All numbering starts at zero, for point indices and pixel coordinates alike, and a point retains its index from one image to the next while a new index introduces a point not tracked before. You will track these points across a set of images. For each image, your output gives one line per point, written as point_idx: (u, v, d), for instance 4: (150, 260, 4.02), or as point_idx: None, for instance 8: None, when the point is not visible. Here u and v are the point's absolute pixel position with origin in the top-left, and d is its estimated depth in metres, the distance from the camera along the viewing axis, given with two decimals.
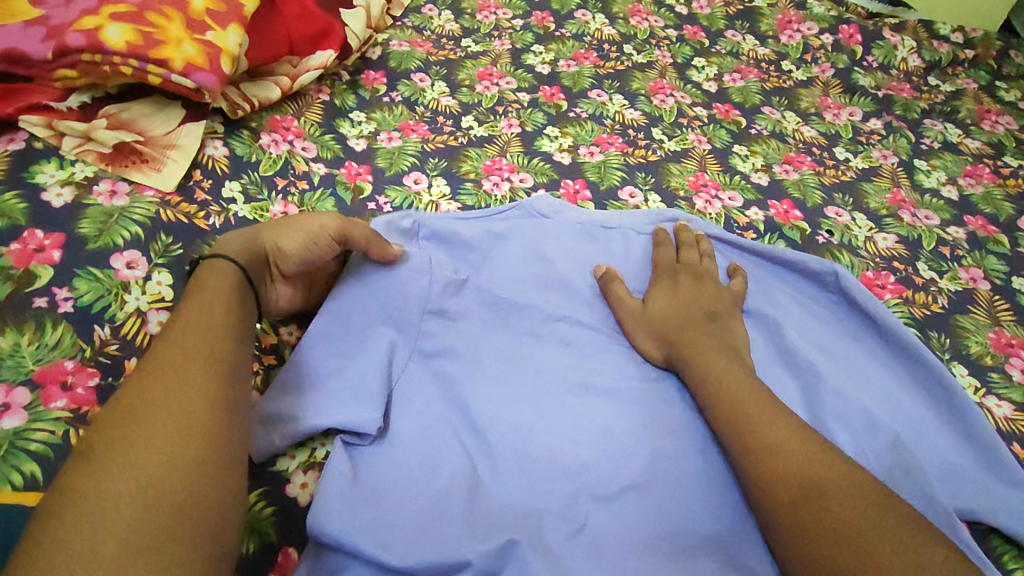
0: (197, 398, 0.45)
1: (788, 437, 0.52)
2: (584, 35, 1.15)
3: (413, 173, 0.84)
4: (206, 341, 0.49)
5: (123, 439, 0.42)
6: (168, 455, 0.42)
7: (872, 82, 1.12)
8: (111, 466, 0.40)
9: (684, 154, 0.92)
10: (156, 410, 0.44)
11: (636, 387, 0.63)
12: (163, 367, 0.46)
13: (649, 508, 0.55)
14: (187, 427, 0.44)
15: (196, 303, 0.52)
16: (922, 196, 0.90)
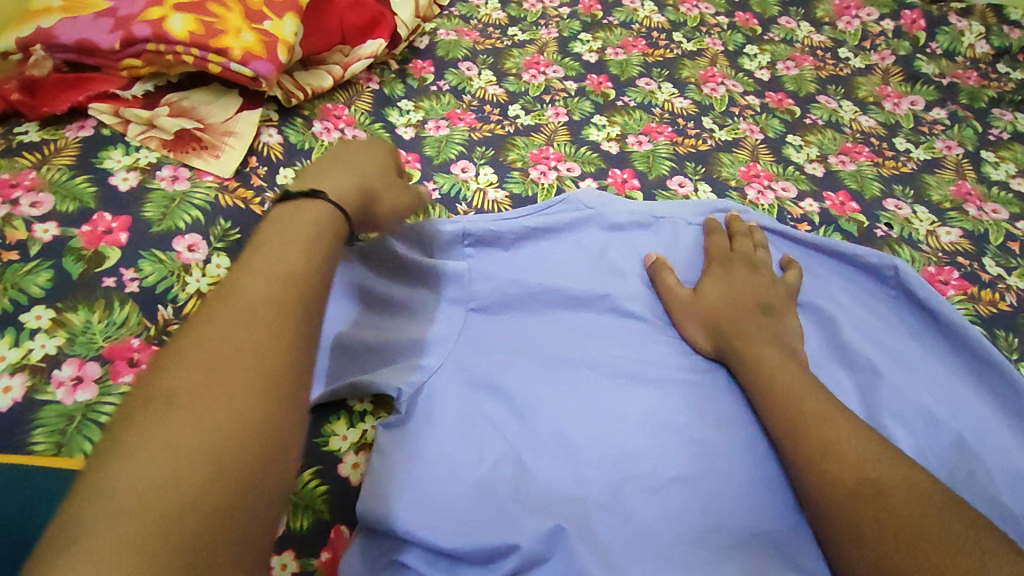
0: (260, 335, 0.41)
1: (849, 433, 0.51)
2: (633, 22, 1.14)
3: (461, 161, 0.85)
4: (293, 288, 0.45)
5: (205, 387, 0.38)
6: (233, 403, 0.38)
7: (936, 69, 1.07)
8: (183, 405, 0.37)
9: (736, 144, 0.90)
10: (218, 357, 0.39)
11: (684, 378, 0.62)
12: (248, 311, 0.42)
13: (698, 501, 0.54)
14: (250, 368, 0.40)
15: (290, 242, 0.48)
16: (989, 189, 0.86)
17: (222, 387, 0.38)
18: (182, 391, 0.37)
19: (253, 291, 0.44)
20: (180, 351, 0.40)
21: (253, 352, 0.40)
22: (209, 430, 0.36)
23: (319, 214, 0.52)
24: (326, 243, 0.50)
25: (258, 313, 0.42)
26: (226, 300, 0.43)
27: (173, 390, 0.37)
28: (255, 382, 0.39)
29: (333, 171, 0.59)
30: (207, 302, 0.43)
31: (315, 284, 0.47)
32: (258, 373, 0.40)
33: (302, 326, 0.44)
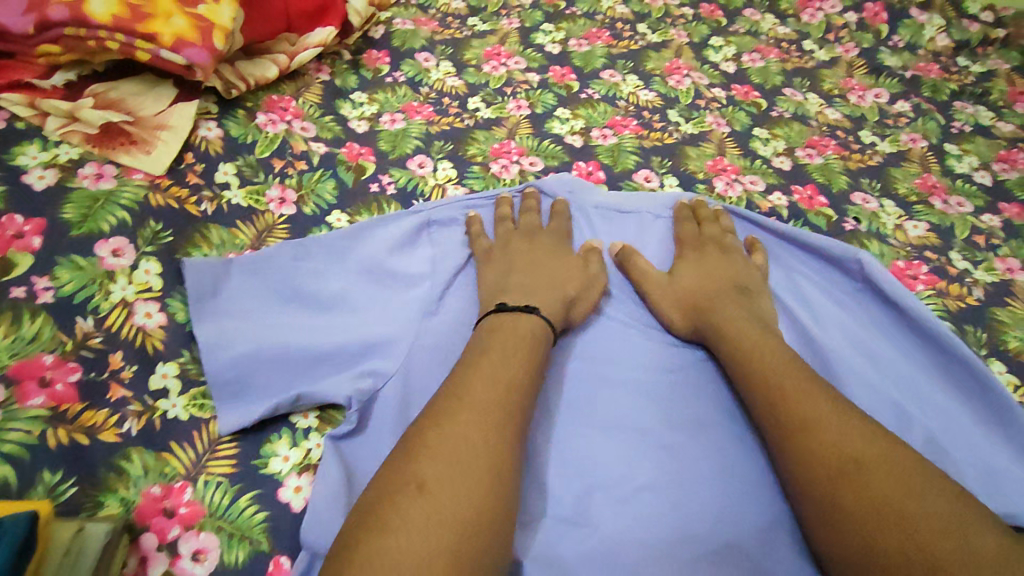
0: (488, 438, 0.47)
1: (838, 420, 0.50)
2: (597, 13, 1.11)
3: (418, 156, 0.80)
4: (510, 393, 0.51)
5: (446, 480, 0.44)
6: (468, 500, 0.44)
7: (899, 62, 1.07)
8: (430, 493, 0.43)
9: (702, 137, 0.88)
10: (458, 453, 0.46)
11: (650, 380, 0.60)
12: (474, 410, 0.49)
13: (666, 510, 0.52)
14: (480, 468, 0.46)
15: (495, 354, 0.54)
16: (954, 182, 0.85)
17: (461, 481, 0.44)
18: (428, 480, 0.44)
19: (483, 394, 0.50)
20: (423, 440, 0.47)
21: (483, 456, 0.46)
22: (451, 519, 0.42)
23: (525, 328, 0.57)
24: (524, 358, 0.55)
25: (491, 418, 0.49)
26: (460, 398, 0.50)
27: (423, 478, 0.44)
28: (484, 481, 0.45)
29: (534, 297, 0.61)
30: (442, 396, 0.50)
31: (525, 391, 0.52)
32: (488, 474, 0.46)
33: (514, 434, 0.49)
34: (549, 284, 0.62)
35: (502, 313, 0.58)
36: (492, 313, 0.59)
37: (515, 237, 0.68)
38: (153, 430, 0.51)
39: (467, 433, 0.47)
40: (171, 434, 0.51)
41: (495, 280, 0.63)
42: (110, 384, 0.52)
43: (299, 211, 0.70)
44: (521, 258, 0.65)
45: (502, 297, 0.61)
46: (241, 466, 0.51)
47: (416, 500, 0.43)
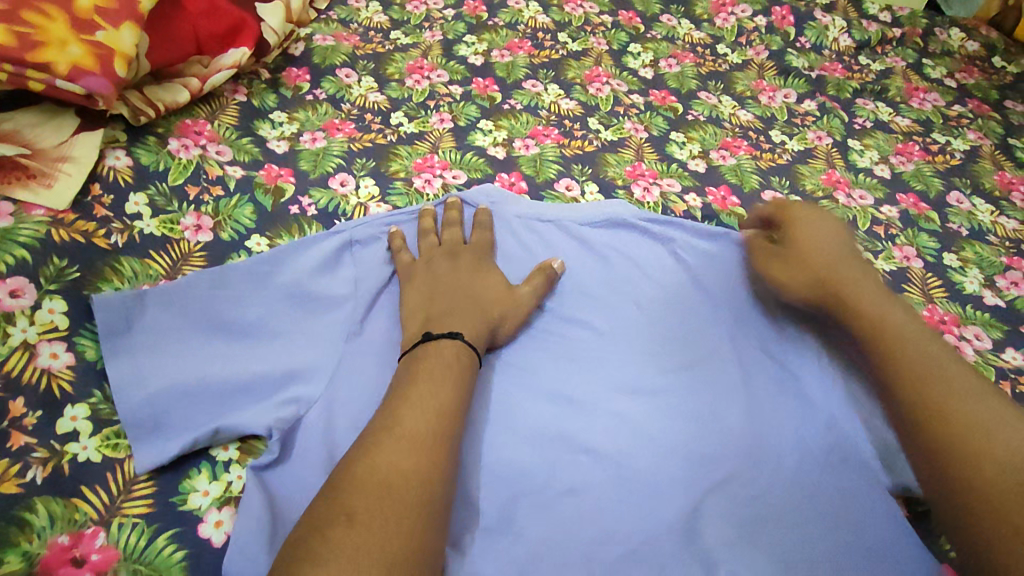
0: (417, 464, 0.48)
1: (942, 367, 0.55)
2: (518, 23, 1.13)
3: (340, 174, 0.80)
4: (439, 419, 0.52)
5: (376, 508, 0.45)
6: (399, 526, 0.45)
7: (805, 63, 1.12)
8: (359, 520, 0.44)
9: (621, 144, 0.91)
10: (386, 481, 0.47)
11: (572, 388, 0.63)
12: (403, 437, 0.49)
13: (587, 513, 0.55)
14: (411, 494, 0.47)
15: (426, 376, 0.55)
16: (856, 176, 0.90)
17: (391, 509, 0.45)
18: (358, 510, 0.45)
19: (413, 421, 0.51)
20: (354, 472, 0.47)
21: (412, 482, 0.47)
22: (382, 545, 0.43)
23: (451, 354, 0.57)
24: (451, 379, 0.56)
25: (419, 445, 0.50)
26: (390, 428, 0.50)
27: (353, 508, 0.45)
28: (415, 507, 0.46)
29: (459, 316, 0.62)
30: (372, 428, 0.51)
31: (454, 417, 0.53)
32: (419, 500, 0.47)
33: (442, 460, 0.50)
34: (475, 310, 0.63)
35: (430, 341, 0.58)
36: (420, 343, 0.59)
37: (437, 257, 0.68)
38: (61, 477, 0.50)
39: (395, 460, 0.48)
40: (81, 478, 0.50)
41: (420, 303, 0.64)
42: (11, 433, 0.50)
43: (217, 237, 0.70)
44: (444, 280, 0.66)
45: (428, 324, 0.61)
46: (158, 506, 0.50)
47: (345, 529, 0.43)
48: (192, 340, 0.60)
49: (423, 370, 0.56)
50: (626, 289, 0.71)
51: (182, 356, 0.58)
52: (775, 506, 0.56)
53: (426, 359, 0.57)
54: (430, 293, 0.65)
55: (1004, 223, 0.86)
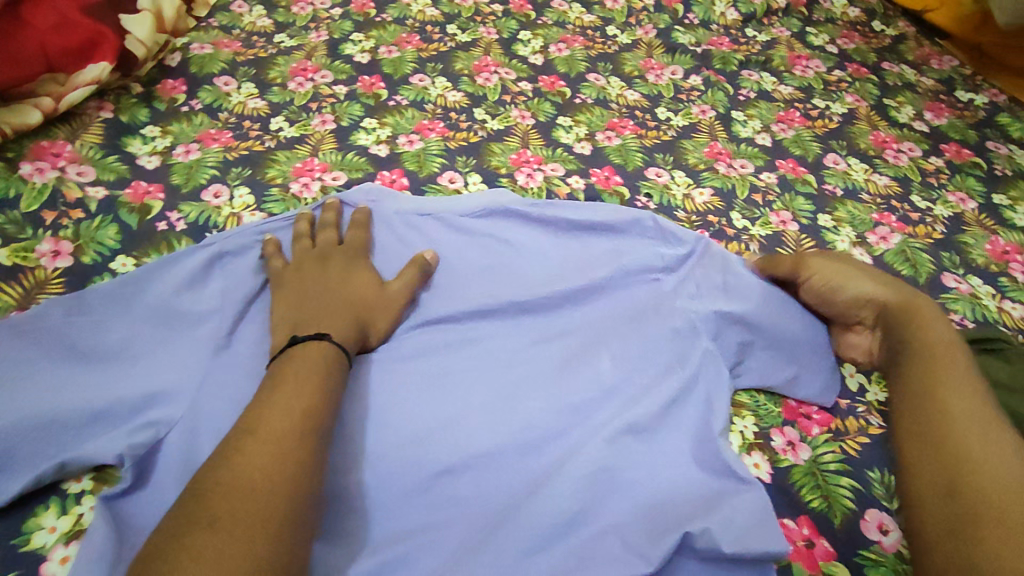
0: (284, 466, 0.46)
1: (952, 368, 0.56)
2: (406, 18, 1.12)
3: (213, 186, 0.79)
4: (306, 419, 0.50)
5: (238, 515, 0.42)
6: (264, 532, 0.43)
7: (693, 38, 1.14)
8: (221, 529, 0.41)
9: (507, 132, 0.91)
10: (251, 486, 0.44)
11: (450, 370, 0.62)
12: (267, 442, 0.47)
13: (461, 492, 0.54)
14: (278, 498, 0.45)
15: (293, 379, 0.53)
16: (738, 146, 0.92)
17: (256, 514, 0.43)
18: (220, 518, 0.42)
19: (278, 424, 0.49)
20: (215, 479, 0.44)
21: (279, 484, 0.45)
22: (247, 550, 0.41)
23: (318, 357, 0.55)
24: (318, 380, 0.54)
25: (285, 448, 0.48)
26: (255, 432, 0.48)
27: (215, 515, 0.42)
28: (283, 510, 0.44)
29: (327, 316, 0.60)
30: (236, 432, 0.48)
31: (323, 418, 0.52)
32: (288, 504, 0.45)
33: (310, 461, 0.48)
34: (343, 310, 0.62)
35: (294, 345, 0.56)
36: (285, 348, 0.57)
37: (306, 262, 0.67)
38: None
39: (259, 464, 0.46)
40: None
41: (287, 309, 0.62)
42: None
43: (77, 262, 0.67)
44: (312, 283, 0.64)
45: (295, 329, 0.60)
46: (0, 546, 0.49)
47: (204, 541, 0.40)
48: (43, 368, 0.57)
49: (289, 373, 0.53)
50: (502, 274, 0.71)
51: (32, 385, 0.56)
52: (639, 463, 0.56)
53: (290, 362, 0.54)
54: (298, 297, 0.63)
55: (876, 181, 0.89)
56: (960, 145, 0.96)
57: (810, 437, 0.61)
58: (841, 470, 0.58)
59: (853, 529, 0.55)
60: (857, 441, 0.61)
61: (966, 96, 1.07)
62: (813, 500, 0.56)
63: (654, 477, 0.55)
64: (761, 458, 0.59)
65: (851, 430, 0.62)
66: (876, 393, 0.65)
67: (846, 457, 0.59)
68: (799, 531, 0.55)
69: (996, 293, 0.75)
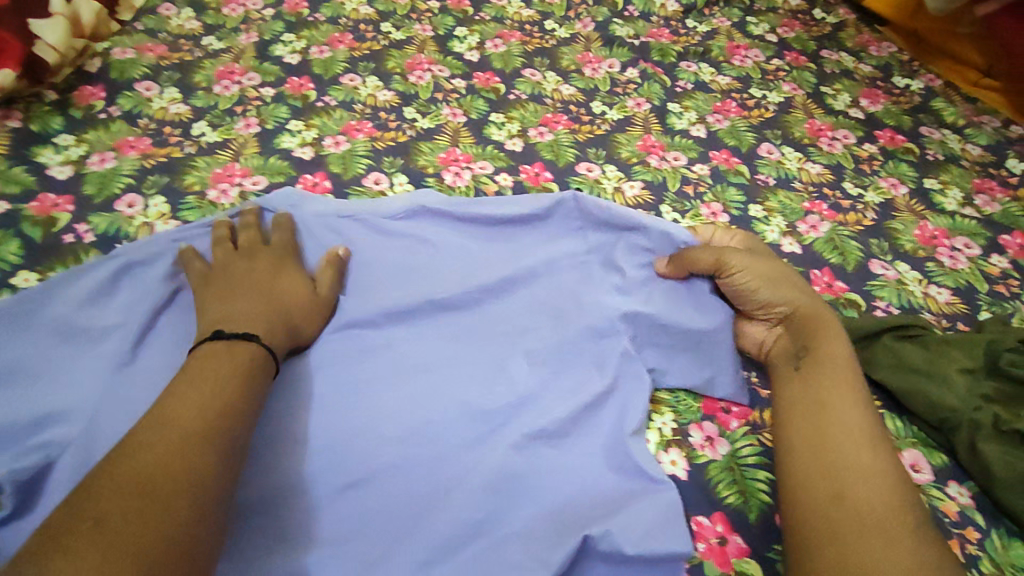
0: (190, 466, 0.44)
1: (847, 394, 0.56)
2: (339, 17, 1.09)
3: (127, 196, 0.76)
4: (221, 419, 0.48)
5: (133, 513, 0.40)
6: (161, 531, 0.40)
7: (631, 31, 1.12)
8: (112, 525, 0.39)
9: (437, 131, 0.89)
10: (151, 484, 0.42)
11: (365, 377, 0.60)
12: (174, 440, 0.45)
13: (371, 505, 0.53)
14: (178, 505, 0.42)
15: (211, 377, 0.50)
16: (672, 139, 0.91)
17: (154, 513, 0.40)
18: (112, 515, 0.39)
19: (188, 422, 0.46)
20: (109, 475, 0.41)
21: (183, 483, 0.43)
22: (132, 553, 0.38)
23: (238, 361, 0.52)
24: (238, 380, 0.51)
25: (194, 448, 0.45)
26: (160, 431, 0.45)
27: (104, 514, 0.39)
28: (182, 519, 0.41)
29: (258, 313, 0.57)
30: (141, 428, 0.45)
31: (241, 416, 0.49)
32: (190, 509, 0.42)
33: (220, 461, 0.46)
34: (273, 310, 0.59)
35: (218, 341, 0.53)
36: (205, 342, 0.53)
37: (233, 260, 0.64)
38: None
39: (163, 461, 0.43)
40: None
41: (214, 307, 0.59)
42: None
43: None
44: (236, 281, 0.61)
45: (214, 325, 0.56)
46: None
47: (89, 537, 0.37)
48: None
49: (209, 370, 0.51)
50: (428, 276, 0.69)
51: None
52: (548, 468, 0.56)
53: (213, 357, 0.52)
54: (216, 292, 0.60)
55: (809, 169, 0.89)
56: (894, 131, 0.96)
57: (728, 431, 0.61)
58: (757, 463, 0.59)
59: (767, 523, 0.55)
60: (773, 433, 0.62)
61: (903, 81, 1.06)
62: (729, 495, 0.57)
63: (565, 481, 0.55)
64: (678, 454, 0.59)
65: (769, 422, 0.62)
66: None
67: (764, 450, 0.60)
68: (713, 527, 0.55)
69: (922, 279, 0.75)
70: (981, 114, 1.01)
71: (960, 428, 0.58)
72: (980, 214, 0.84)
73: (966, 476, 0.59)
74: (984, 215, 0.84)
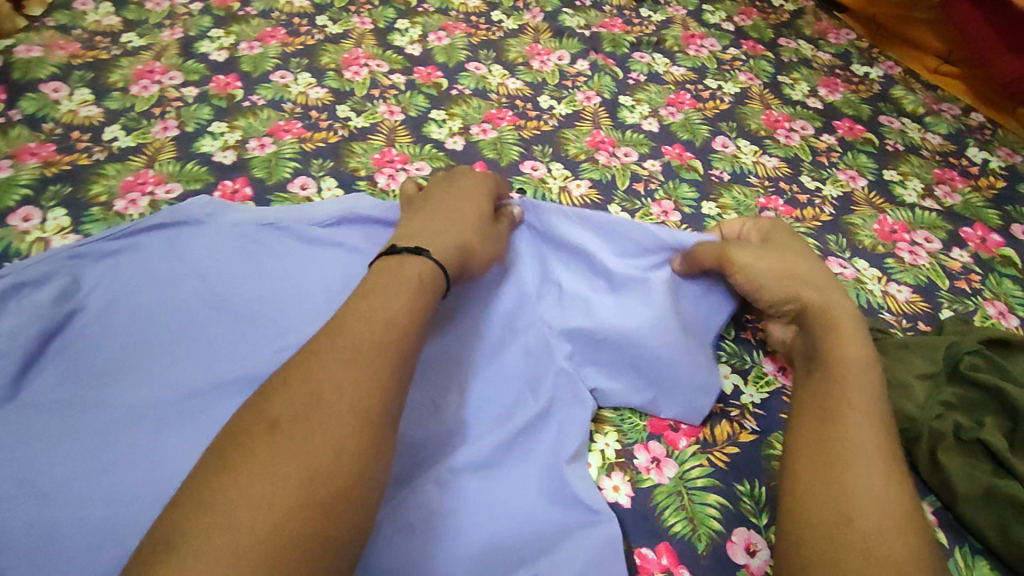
0: (357, 377, 0.42)
1: (864, 411, 0.50)
2: (272, 10, 1.02)
3: (23, 209, 0.69)
4: (387, 332, 0.46)
5: (301, 423, 0.39)
6: (325, 441, 0.39)
7: (582, 21, 1.07)
8: (282, 432, 0.38)
9: (371, 130, 0.83)
10: (317, 395, 0.40)
11: None
12: (336, 352, 0.43)
13: None
14: (353, 400, 0.41)
15: (388, 288, 0.49)
16: (623, 133, 0.87)
17: (322, 420, 0.39)
18: (283, 421, 0.39)
19: (359, 335, 0.45)
20: (291, 379, 0.42)
21: (353, 391, 0.41)
22: (311, 449, 0.38)
23: (416, 270, 0.52)
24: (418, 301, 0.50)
25: (359, 359, 0.43)
26: (334, 339, 0.44)
27: (280, 414, 0.39)
28: (367, 410, 0.41)
29: (441, 226, 0.58)
30: (314, 337, 0.45)
31: (412, 333, 0.47)
32: (373, 399, 0.42)
33: (389, 372, 0.44)
34: (453, 225, 0.58)
35: (396, 253, 0.53)
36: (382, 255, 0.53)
37: (436, 185, 0.65)
38: None
39: (331, 371, 0.42)
40: None
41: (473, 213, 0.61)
42: None
43: None
44: (447, 198, 0.62)
45: (397, 241, 0.56)
46: None
47: (264, 443, 0.38)
48: None
49: (390, 281, 0.50)
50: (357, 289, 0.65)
51: None
52: (475, 503, 0.51)
53: (399, 266, 0.52)
54: (418, 208, 0.61)
55: (765, 163, 0.85)
56: (852, 120, 0.93)
57: (676, 452, 0.57)
58: (707, 486, 0.55)
59: (718, 553, 0.52)
60: (725, 451, 0.58)
61: (862, 70, 1.03)
62: (676, 524, 0.53)
63: (490, 518, 0.50)
64: (621, 479, 0.55)
65: (721, 438, 0.58)
66: (751, 394, 0.62)
67: (714, 470, 0.56)
68: (657, 561, 0.51)
69: (882, 276, 0.72)
70: (941, 102, 0.98)
71: (920, 440, 0.54)
72: (941, 206, 0.81)
73: (928, 490, 0.55)
74: (945, 206, 0.81)
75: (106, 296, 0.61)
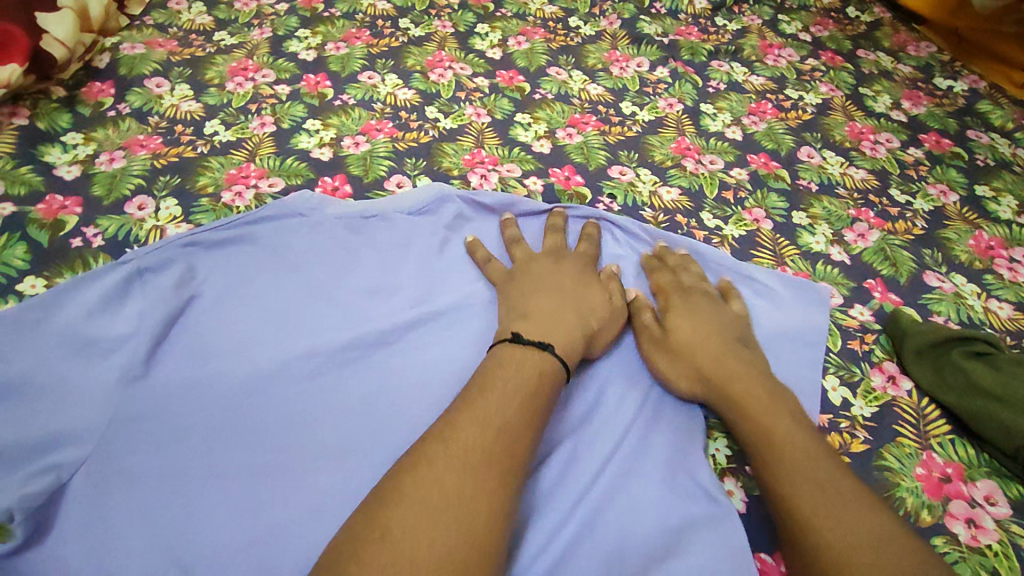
0: (493, 438, 0.46)
1: (803, 441, 0.50)
2: (356, 12, 1.04)
3: (138, 197, 0.72)
4: (520, 398, 0.49)
5: (441, 476, 0.42)
6: (462, 494, 0.42)
7: (659, 29, 1.08)
8: (427, 481, 0.42)
9: (461, 132, 0.85)
10: (464, 452, 0.44)
11: (407, 399, 0.58)
12: (475, 414, 0.47)
13: None
14: (462, 510, 0.41)
15: (514, 363, 0.52)
16: (707, 141, 0.87)
17: (465, 474, 0.43)
18: (423, 467, 0.43)
19: (498, 405, 0.48)
20: (394, 483, 0.43)
21: (485, 450, 0.45)
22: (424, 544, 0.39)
23: (535, 367, 0.52)
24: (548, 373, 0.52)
25: (500, 425, 0.47)
26: (446, 443, 0.45)
27: (390, 522, 0.40)
28: (484, 518, 0.42)
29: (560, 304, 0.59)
30: (426, 439, 0.45)
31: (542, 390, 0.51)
32: (463, 546, 0.40)
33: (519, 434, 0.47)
34: (568, 302, 0.59)
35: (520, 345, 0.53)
36: (507, 343, 0.54)
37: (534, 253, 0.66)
38: None
39: (473, 431, 0.46)
40: None
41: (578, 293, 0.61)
42: None
43: None
44: (552, 277, 0.63)
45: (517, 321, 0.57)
46: None
47: (414, 486, 0.42)
48: None
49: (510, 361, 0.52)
50: (460, 279, 0.67)
51: None
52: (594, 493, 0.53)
53: (509, 358, 0.52)
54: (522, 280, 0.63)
55: (853, 174, 0.84)
56: (939, 135, 0.91)
57: None
58: None
59: None
60: None
61: (945, 83, 1.02)
62: None
63: (610, 506, 0.53)
64: (735, 485, 0.57)
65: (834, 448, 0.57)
66: (861, 407, 0.60)
67: None
68: (776, 565, 0.52)
69: (981, 292, 0.71)
70: None
71: None
72: None
73: None
74: None
75: (227, 282, 0.63)
